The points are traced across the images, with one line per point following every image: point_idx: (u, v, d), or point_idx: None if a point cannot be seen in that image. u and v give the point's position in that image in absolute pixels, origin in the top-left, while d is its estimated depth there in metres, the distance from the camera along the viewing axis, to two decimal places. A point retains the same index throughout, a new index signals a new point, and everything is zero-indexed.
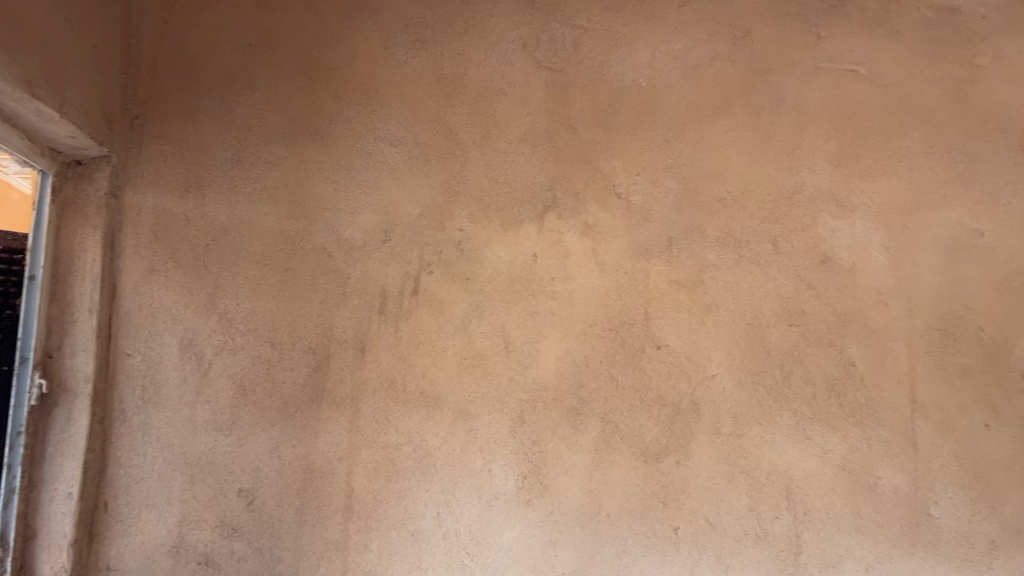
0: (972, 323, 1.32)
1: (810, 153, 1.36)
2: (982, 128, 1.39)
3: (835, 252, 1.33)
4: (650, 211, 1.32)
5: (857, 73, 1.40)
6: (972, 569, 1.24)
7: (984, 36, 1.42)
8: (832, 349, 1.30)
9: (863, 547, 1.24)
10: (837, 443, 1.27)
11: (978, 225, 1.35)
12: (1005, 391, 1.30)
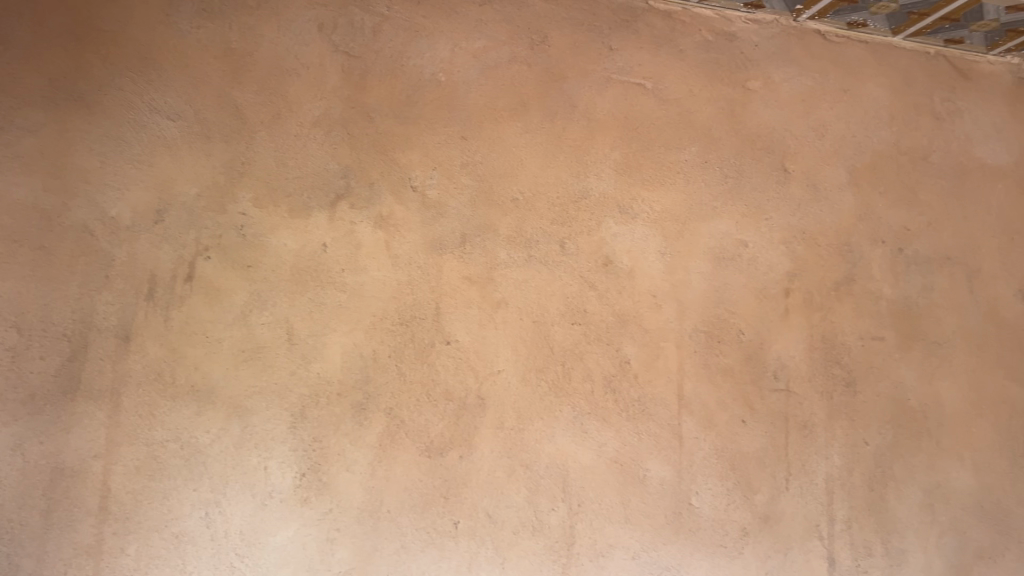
0: (734, 326, 1.44)
1: (598, 160, 1.41)
2: (750, 147, 1.51)
3: (617, 255, 1.39)
4: (444, 206, 1.32)
5: (644, 87, 1.47)
6: (726, 554, 1.35)
7: (754, 63, 1.55)
8: (611, 347, 1.36)
9: (631, 536, 1.31)
10: (611, 437, 1.33)
11: (743, 237, 1.48)
12: (760, 389, 1.43)
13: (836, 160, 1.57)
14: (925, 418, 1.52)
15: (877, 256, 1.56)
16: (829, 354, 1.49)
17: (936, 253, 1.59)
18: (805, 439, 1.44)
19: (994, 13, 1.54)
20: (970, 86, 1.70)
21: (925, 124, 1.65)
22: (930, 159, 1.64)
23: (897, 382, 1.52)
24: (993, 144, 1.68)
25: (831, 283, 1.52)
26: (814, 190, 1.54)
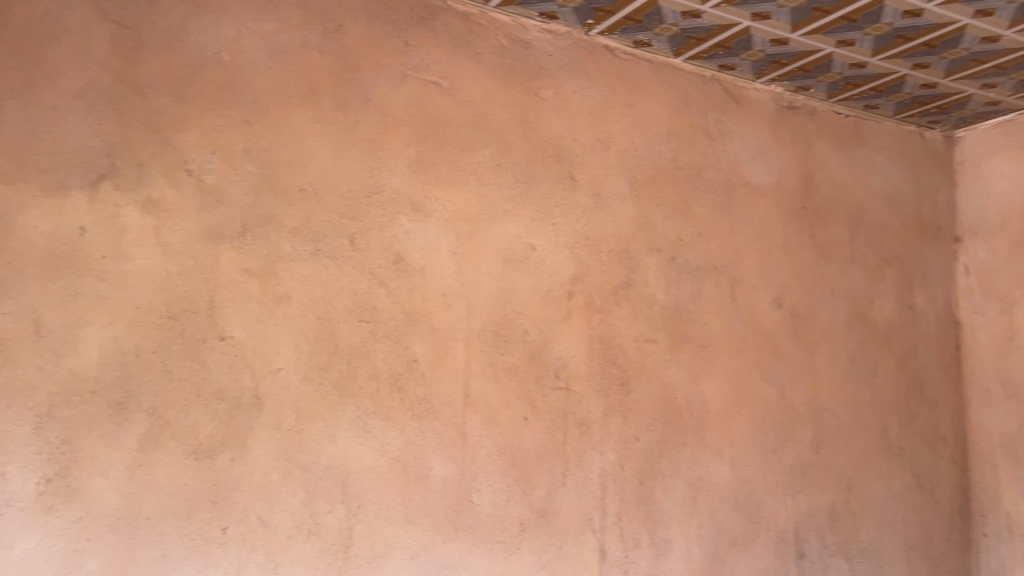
0: (520, 327, 1.47)
1: (391, 156, 1.39)
2: (541, 153, 1.55)
3: (408, 253, 1.38)
4: (224, 192, 1.25)
5: (439, 86, 1.47)
6: (504, 549, 1.38)
7: (547, 72, 1.59)
8: (398, 345, 1.34)
9: (410, 536, 1.30)
10: (395, 436, 1.31)
11: (530, 240, 1.51)
12: (542, 388, 1.47)
13: (620, 171, 1.65)
14: (691, 415, 1.65)
15: (654, 264, 1.66)
16: (607, 355, 1.56)
17: (704, 263, 1.73)
18: (582, 436, 1.50)
19: (761, 44, 1.68)
20: (739, 110, 1.85)
21: (700, 142, 1.77)
22: (703, 176, 1.77)
23: (666, 382, 1.63)
24: (757, 165, 1.86)
25: (611, 287, 1.59)
26: (598, 198, 1.61)
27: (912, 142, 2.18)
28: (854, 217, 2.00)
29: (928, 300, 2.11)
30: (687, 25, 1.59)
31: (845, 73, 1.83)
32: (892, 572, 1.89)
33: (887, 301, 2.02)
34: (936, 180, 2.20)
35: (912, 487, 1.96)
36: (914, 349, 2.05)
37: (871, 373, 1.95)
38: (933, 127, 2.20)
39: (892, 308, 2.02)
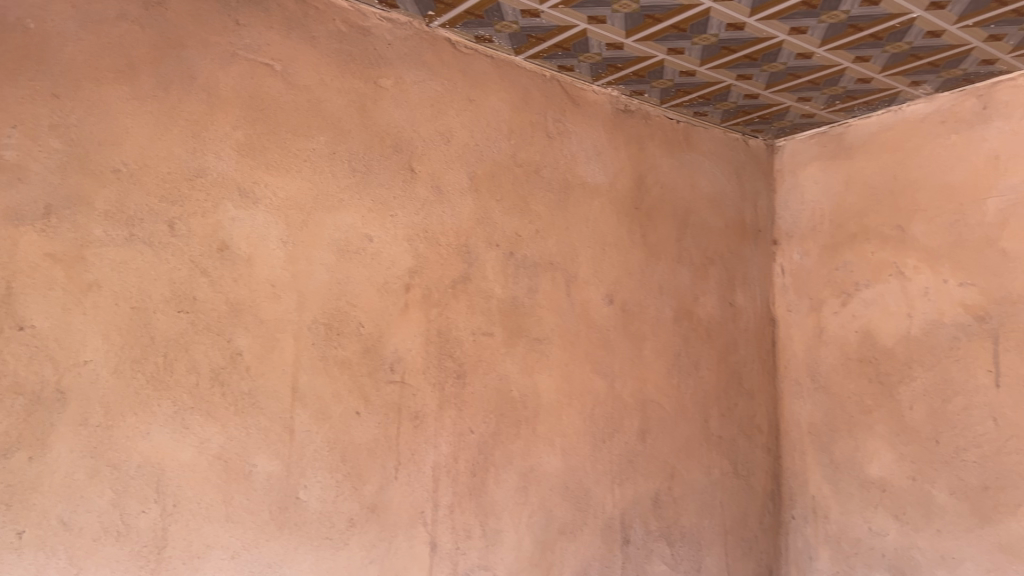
0: (353, 319, 1.45)
1: (217, 138, 1.33)
2: (379, 144, 1.53)
3: (233, 240, 1.32)
4: (26, 170, 1.15)
5: (271, 68, 1.42)
6: (331, 546, 1.35)
7: (386, 61, 1.57)
8: (221, 337, 1.29)
9: (231, 535, 1.25)
10: (216, 432, 1.26)
11: (367, 231, 1.49)
12: (375, 381, 1.46)
13: (459, 165, 1.65)
14: (524, 408, 1.68)
15: (491, 258, 1.67)
16: (443, 348, 1.56)
17: (540, 259, 1.76)
18: (415, 429, 1.50)
19: (598, 47, 1.73)
20: (577, 110, 1.90)
21: (538, 140, 1.81)
22: (541, 173, 1.80)
23: (501, 375, 1.65)
24: (593, 165, 1.91)
25: (448, 281, 1.59)
26: (437, 191, 1.60)
27: (737, 149, 2.31)
28: (682, 218, 2.10)
29: (748, 298, 2.24)
30: (526, 23, 1.61)
31: (676, 80, 1.91)
32: (710, 554, 2.00)
33: (711, 298, 2.13)
34: (758, 186, 2.34)
35: (730, 474, 2.09)
36: (735, 344, 2.17)
37: (695, 367, 2.05)
38: (756, 135, 2.34)
39: (715, 305, 2.14)
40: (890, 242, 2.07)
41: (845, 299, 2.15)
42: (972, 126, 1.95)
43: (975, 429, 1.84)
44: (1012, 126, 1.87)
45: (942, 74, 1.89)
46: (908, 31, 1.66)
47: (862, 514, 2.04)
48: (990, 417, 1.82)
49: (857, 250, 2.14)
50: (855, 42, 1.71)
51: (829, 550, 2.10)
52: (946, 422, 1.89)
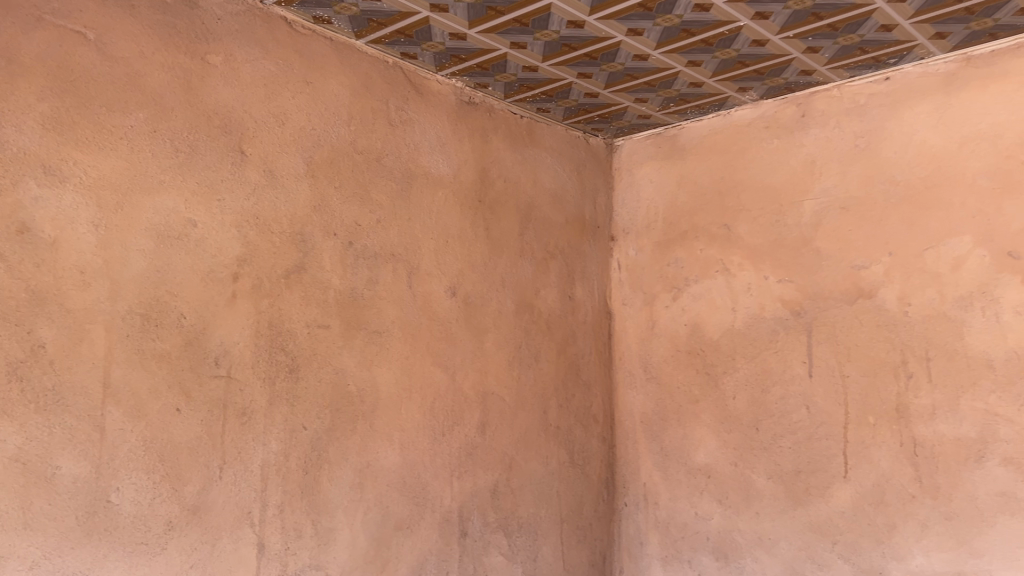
0: (174, 309, 1.36)
1: (18, 110, 1.21)
2: (205, 123, 1.44)
3: (36, 222, 1.21)
4: None
5: (83, 37, 1.30)
6: (146, 552, 1.27)
7: (215, 37, 1.49)
8: (19, 329, 1.17)
9: (29, 544, 1.15)
10: (13, 432, 1.15)
11: (191, 215, 1.40)
12: (199, 375, 1.37)
13: (294, 150, 1.58)
14: (361, 402, 1.64)
15: (328, 247, 1.62)
16: (275, 341, 1.50)
17: (381, 249, 1.72)
18: (243, 426, 1.42)
19: (440, 36, 1.71)
20: (420, 99, 1.87)
21: (379, 127, 1.76)
22: (382, 162, 1.76)
23: (337, 368, 1.60)
24: (436, 156, 1.89)
25: (281, 271, 1.53)
26: (270, 176, 1.53)
27: (578, 146, 2.35)
28: (524, 212, 2.12)
29: (586, 292, 2.29)
30: (367, 6, 1.57)
31: (519, 75, 1.92)
32: (547, 543, 2.03)
33: (551, 292, 2.16)
34: (597, 183, 2.40)
35: (566, 464, 2.12)
36: (573, 336, 2.22)
37: (534, 359, 2.08)
38: (596, 134, 2.39)
39: (555, 298, 2.17)
40: (718, 240, 2.17)
41: (676, 294, 2.24)
42: (792, 133, 2.07)
43: (790, 416, 1.96)
44: (827, 134, 2.01)
45: (766, 82, 2.00)
46: (736, 38, 1.74)
47: (689, 499, 2.13)
48: (803, 405, 1.94)
49: (688, 247, 2.23)
50: (688, 47, 1.78)
51: (658, 535, 2.18)
52: (765, 410, 2.01)
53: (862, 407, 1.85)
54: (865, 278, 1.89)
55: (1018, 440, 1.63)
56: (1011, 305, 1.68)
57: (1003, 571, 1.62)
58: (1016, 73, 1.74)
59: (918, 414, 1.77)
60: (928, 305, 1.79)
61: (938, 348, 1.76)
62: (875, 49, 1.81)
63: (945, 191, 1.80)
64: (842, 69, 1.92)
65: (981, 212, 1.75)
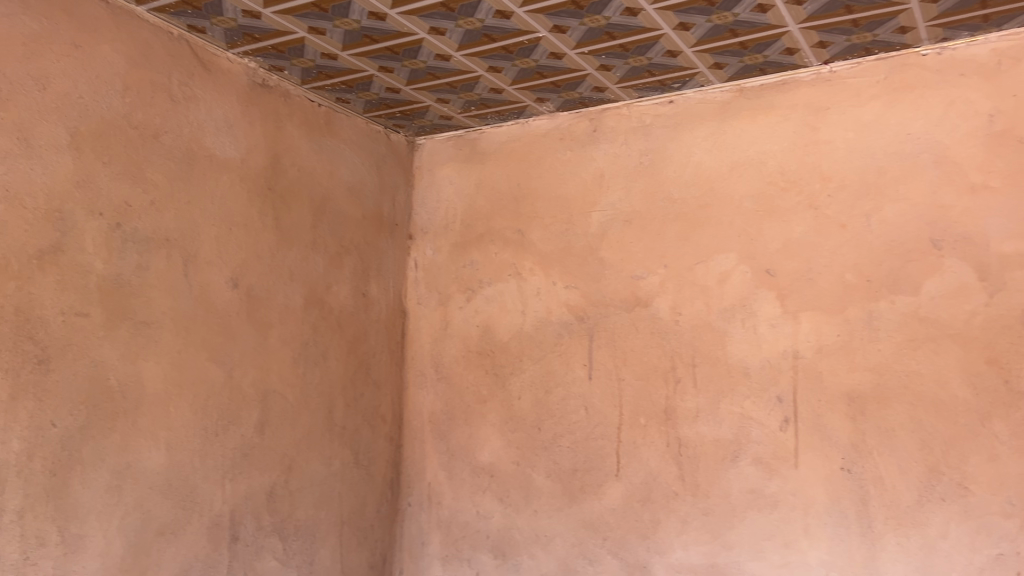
0: None
1: None
2: None
3: None
4: None
5: None
6: None
7: None
8: None
9: None
10: None
11: None
12: None
13: (57, 119, 1.44)
14: (123, 398, 1.51)
15: (93, 228, 1.48)
16: (21, 329, 1.35)
17: (154, 233, 1.60)
18: None
19: (232, 12, 1.62)
20: (207, 76, 1.76)
21: (159, 102, 1.64)
22: (160, 139, 1.63)
23: (97, 361, 1.47)
24: (222, 138, 1.79)
25: (33, 251, 1.38)
26: (25, 145, 1.38)
27: (379, 141, 2.31)
28: (317, 204, 2.05)
29: (380, 289, 2.26)
30: None
31: (318, 61, 1.86)
32: (325, 546, 1.97)
33: (342, 287, 2.10)
34: (396, 180, 2.36)
35: (350, 465, 2.08)
36: (364, 334, 2.17)
37: (322, 356, 2.01)
38: (397, 130, 2.36)
39: (347, 295, 2.12)
40: (511, 244, 2.22)
41: (469, 295, 2.25)
42: (584, 145, 2.15)
43: (570, 417, 2.04)
44: (615, 149, 2.11)
45: (562, 95, 2.07)
46: (535, 48, 1.78)
47: (471, 498, 2.15)
48: (583, 406, 2.02)
49: (483, 250, 2.26)
50: (488, 52, 1.80)
51: (439, 535, 2.18)
52: (548, 411, 2.07)
53: (636, 409, 1.95)
54: (643, 288, 2.00)
55: (767, 441, 1.78)
56: (766, 318, 1.84)
57: (750, 561, 1.76)
58: (780, 106, 1.91)
59: (684, 416, 1.89)
60: (697, 315, 1.92)
61: (704, 355, 1.89)
62: (661, 72, 1.91)
63: (715, 212, 1.94)
64: (632, 89, 2.02)
65: (746, 232, 1.90)
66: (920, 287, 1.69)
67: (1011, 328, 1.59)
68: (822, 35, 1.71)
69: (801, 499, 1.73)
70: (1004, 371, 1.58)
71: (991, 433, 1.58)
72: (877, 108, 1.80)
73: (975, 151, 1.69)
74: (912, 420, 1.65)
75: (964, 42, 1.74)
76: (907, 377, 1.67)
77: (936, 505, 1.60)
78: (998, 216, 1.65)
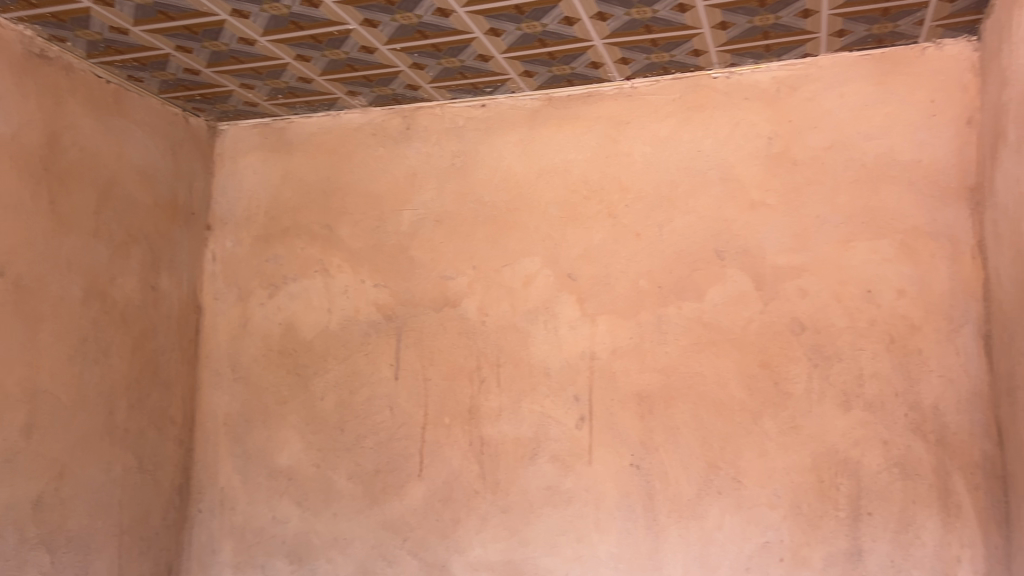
0: None
1: None
2: None
3: None
4: None
5: None
6: None
7: None
8: None
9: None
10: None
11: None
12: None
13: None
14: None
15: None
16: None
17: None
18: None
19: None
20: None
21: None
22: None
23: None
24: None
25: None
26: None
27: (176, 124, 2.17)
28: (102, 188, 1.89)
29: (172, 282, 2.12)
30: None
31: (106, 35, 1.72)
32: (100, 557, 1.83)
33: (129, 279, 1.96)
34: (195, 167, 2.23)
35: (132, 470, 1.94)
36: (152, 330, 2.03)
37: (103, 353, 1.86)
38: (197, 114, 2.23)
39: (134, 287, 1.98)
40: (318, 240, 2.16)
41: (272, 291, 2.17)
42: (396, 142, 2.13)
43: (374, 417, 2.01)
44: (427, 148, 2.10)
45: (374, 90, 2.04)
46: (345, 41, 1.74)
47: (267, 502, 2.06)
48: (387, 407, 2.00)
49: (287, 244, 2.18)
50: (296, 40, 1.74)
51: (231, 542, 2.07)
52: (350, 411, 2.03)
53: (440, 409, 1.96)
54: (451, 288, 2.01)
55: (565, 439, 1.84)
56: (567, 321, 1.90)
57: (544, 556, 1.81)
58: (585, 117, 1.98)
59: (486, 416, 1.92)
60: (502, 316, 1.95)
61: (507, 356, 1.93)
62: (473, 75, 1.93)
63: (522, 215, 1.99)
64: (444, 90, 2.03)
65: (550, 237, 1.95)
66: (705, 294, 1.81)
67: (782, 334, 1.74)
68: (624, 51, 1.79)
69: (594, 494, 1.80)
70: (774, 374, 1.72)
71: (762, 430, 1.71)
72: (672, 125, 1.91)
73: (756, 170, 1.83)
74: (694, 418, 1.76)
75: (748, 69, 1.88)
76: (692, 378, 1.78)
77: (713, 497, 1.72)
78: (773, 231, 1.79)
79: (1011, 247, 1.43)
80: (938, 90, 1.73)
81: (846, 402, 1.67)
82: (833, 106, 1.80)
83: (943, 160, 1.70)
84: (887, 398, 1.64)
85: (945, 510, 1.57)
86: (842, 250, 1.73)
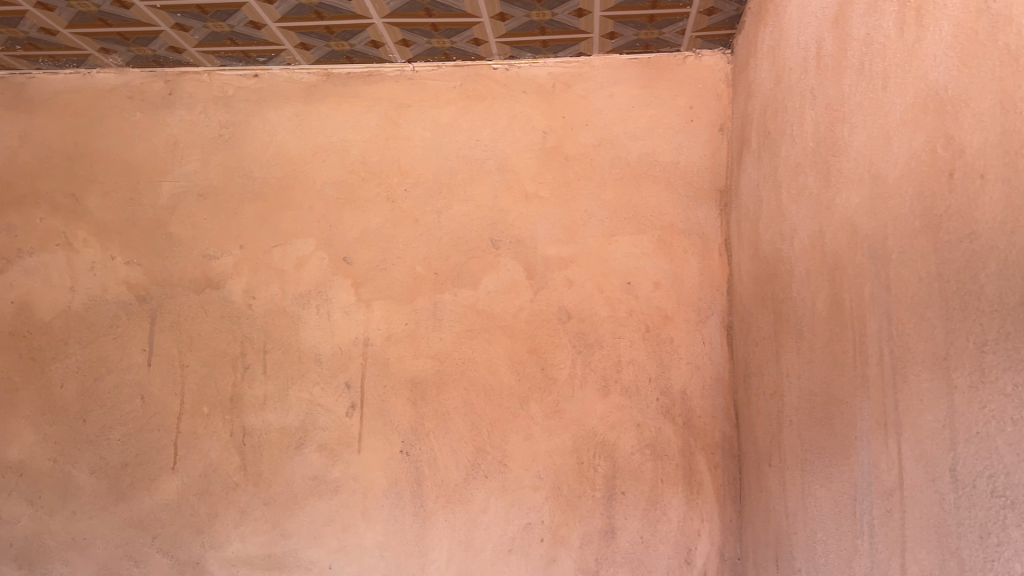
0: None
1: None
2: None
3: None
4: None
5: None
6: None
7: None
8: None
9: None
10: None
11: None
12: None
13: None
14: None
15: None
16: None
17: None
18: None
19: None
20: None
21: None
22: None
23: None
24: None
25: None
26: None
27: None
28: None
29: None
30: None
31: None
32: None
33: None
34: None
35: None
36: None
37: None
38: None
39: None
40: (62, 210, 1.95)
41: (4, 266, 1.94)
42: (156, 109, 1.97)
43: (122, 407, 1.85)
44: (192, 117, 1.96)
45: (132, 49, 1.87)
46: None
47: None
48: (138, 395, 1.85)
49: (24, 213, 1.96)
50: None
51: None
52: (95, 399, 1.86)
53: (198, 397, 1.84)
54: (215, 269, 1.89)
55: (333, 427, 1.79)
56: (340, 306, 1.85)
57: (307, 549, 1.75)
58: (365, 98, 1.94)
59: (249, 404, 1.82)
60: (271, 300, 1.86)
61: (275, 341, 1.84)
62: (244, 43, 1.82)
63: (295, 194, 1.91)
64: (212, 55, 1.90)
65: (324, 219, 1.89)
66: (479, 282, 1.83)
67: (548, 322, 1.79)
68: (404, 33, 1.77)
69: (361, 483, 1.76)
70: (541, 360, 1.78)
71: (528, 415, 1.76)
72: (451, 112, 1.91)
73: (530, 163, 1.87)
74: (464, 404, 1.78)
75: (527, 63, 1.92)
76: (463, 364, 1.79)
77: (479, 482, 1.74)
78: (544, 223, 1.84)
79: (750, 246, 1.57)
80: (696, 98, 1.85)
81: (605, 387, 1.75)
82: (602, 105, 1.88)
83: (698, 163, 1.83)
84: (641, 384, 1.74)
85: (689, 487, 1.69)
86: (606, 244, 1.82)
